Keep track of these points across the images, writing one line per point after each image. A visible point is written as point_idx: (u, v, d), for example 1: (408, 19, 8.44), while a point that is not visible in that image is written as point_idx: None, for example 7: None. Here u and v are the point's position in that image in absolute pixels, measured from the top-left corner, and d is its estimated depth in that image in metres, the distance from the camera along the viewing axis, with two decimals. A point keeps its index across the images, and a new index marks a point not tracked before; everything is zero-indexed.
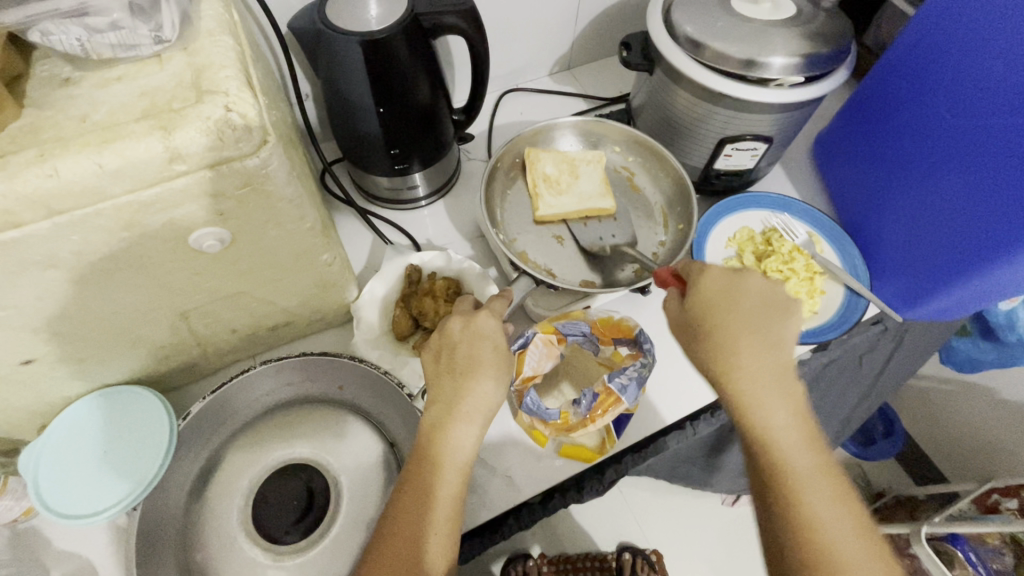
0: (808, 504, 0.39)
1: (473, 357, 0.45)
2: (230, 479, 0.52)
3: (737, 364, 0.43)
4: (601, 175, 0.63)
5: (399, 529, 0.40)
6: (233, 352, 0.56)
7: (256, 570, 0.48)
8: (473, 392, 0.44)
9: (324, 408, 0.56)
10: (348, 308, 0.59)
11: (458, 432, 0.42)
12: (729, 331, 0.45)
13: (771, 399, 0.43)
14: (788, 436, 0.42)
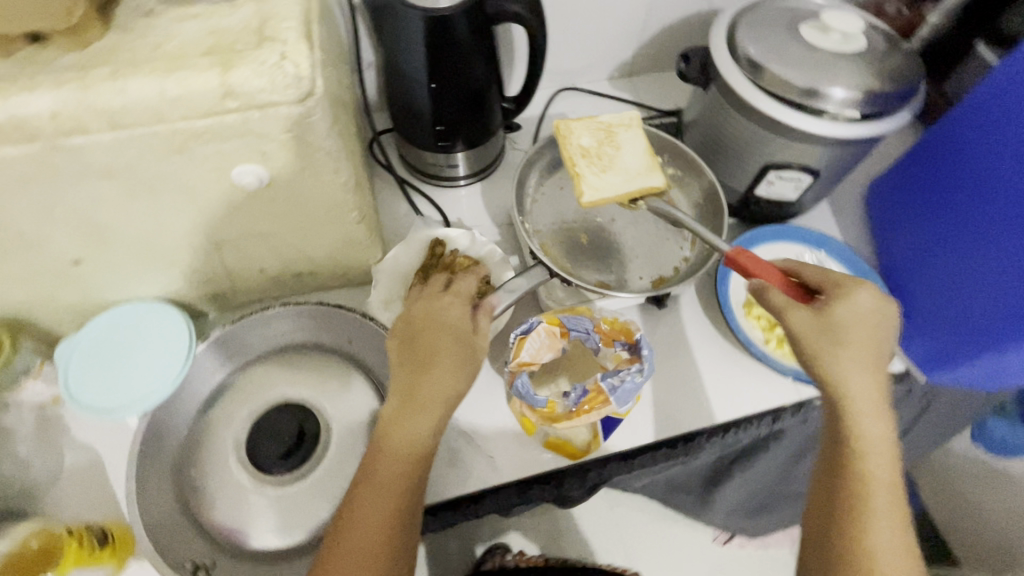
0: (875, 524, 0.42)
1: (434, 350, 0.46)
2: (233, 406, 0.55)
3: (848, 381, 0.45)
4: (643, 145, 0.59)
5: (354, 522, 0.43)
6: (258, 291, 0.60)
7: (240, 493, 0.51)
8: (424, 384, 0.44)
9: (330, 357, 0.58)
10: (370, 269, 0.62)
11: (408, 424, 0.44)
12: (850, 352, 0.45)
13: (872, 419, 0.45)
14: (877, 459, 0.44)
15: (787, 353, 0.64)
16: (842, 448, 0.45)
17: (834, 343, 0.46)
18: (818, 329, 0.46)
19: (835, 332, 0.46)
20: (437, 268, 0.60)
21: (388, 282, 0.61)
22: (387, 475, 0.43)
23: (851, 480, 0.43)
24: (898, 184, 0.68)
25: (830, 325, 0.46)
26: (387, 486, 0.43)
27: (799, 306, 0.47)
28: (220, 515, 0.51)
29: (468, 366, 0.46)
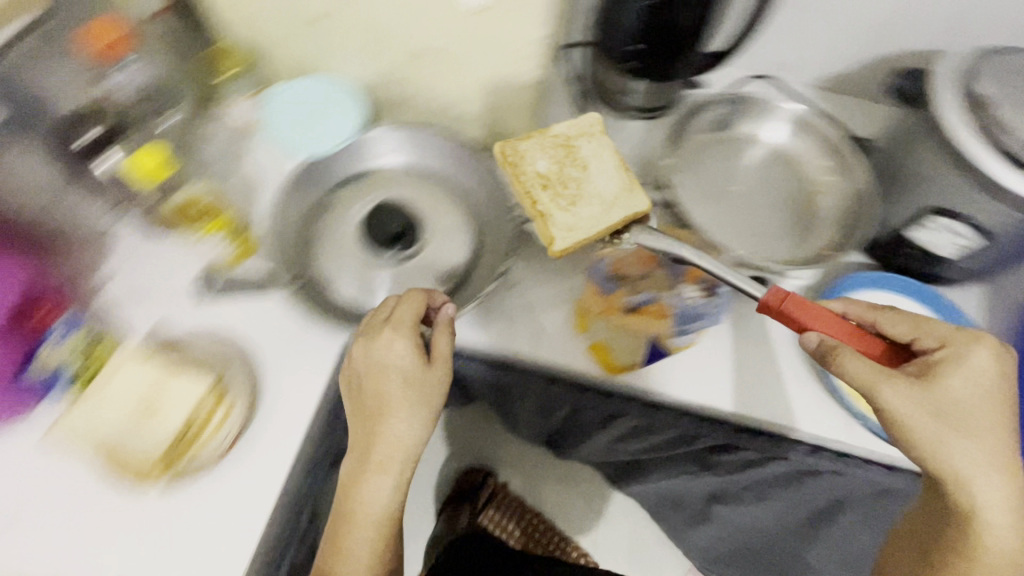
0: None
1: (382, 403, 0.49)
2: (364, 189, 0.64)
3: (983, 474, 0.42)
4: (613, 162, 0.58)
5: (327, 563, 0.48)
6: (424, 114, 0.68)
7: (342, 253, 0.60)
8: (382, 435, 0.49)
9: (451, 192, 0.65)
10: (518, 139, 0.68)
11: (373, 481, 0.48)
12: (979, 435, 0.42)
13: (991, 490, 0.42)
14: (999, 530, 0.42)
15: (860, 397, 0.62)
16: (960, 524, 0.43)
17: (950, 421, 0.43)
18: (931, 410, 0.43)
19: (947, 407, 0.43)
20: None
21: None
22: (365, 529, 0.48)
23: (968, 557, 0.43)
24: None
25: (943, 400, 0.43)
26: (363, 538, 0.48)
27: (891, 375, 0.44)
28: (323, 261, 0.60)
29: (422, 410, 0.50)
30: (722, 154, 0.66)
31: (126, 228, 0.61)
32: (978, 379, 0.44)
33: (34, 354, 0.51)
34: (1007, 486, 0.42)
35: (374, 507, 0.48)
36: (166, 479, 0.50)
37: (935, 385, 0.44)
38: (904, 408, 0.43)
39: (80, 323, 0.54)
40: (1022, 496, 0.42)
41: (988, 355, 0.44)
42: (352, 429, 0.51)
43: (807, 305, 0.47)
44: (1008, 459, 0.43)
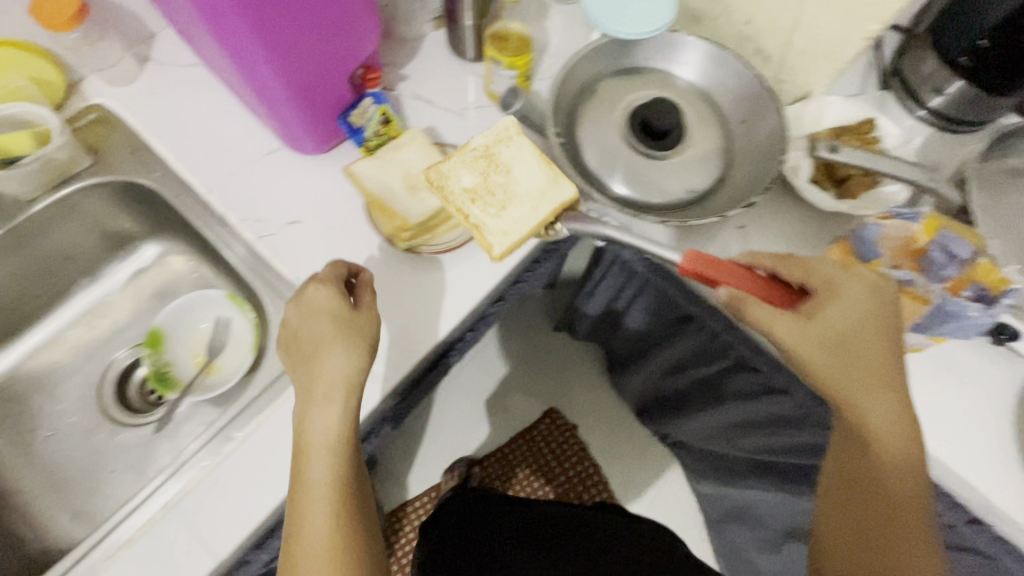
0: (904, 511, 0.46)
1: (319, 341, 0.49)
2: (643, 81, 0.66)
3: (865, 396, 0.46)
4: (535, 155, 0.56)
5: (294, 513, 0.45)
6: (722, 37, 0.68)
7: (607, 127, 0.65)
8: (322, 367, 0.48)
9: (721, 117, 0.64)
10: (804, 94, 0.66)
11: (316, 414, 0.47)
12: (861, 364, 0.46)
13: (881, 404, 0.46)
14: (896, 449, 0.46)
15: None
16: (878, 461, 0.46)
17: (835, 351, 0.46)
18: (821, 343, 0.46)
19: (831, 340, 0.46)
20: (855, 135, 0.63)
21: (805, 111, 0.65)
22: (313, 468, 0.46)
23: (886, 488, 0.46)
24: None
25: (828, 336, 0.46)
26: (316, 471, 0.46)
27: (782, 312, 0.46)
28: (583, 134, 0.64)
29: (354, 341, 0.49)
30: None
31: (436, 38, 0.70)
32: (855, 308, 0.47)
33: (355, 106, 0.60)
34: (890, 405, 0.46)
35: (323, 438, 0.47)
36: (406, 247, 0.58)
37: (816, 320, 0.46)
38: (798, 340, 0.46)
39: (383, 101, 0.60)
40: (904, 413, 0.47)
41: (862, 282, 0.47)
42: (295, 378, 0.50)
43: (718, 263, 0.47)
44: (887, 375, 0.47)
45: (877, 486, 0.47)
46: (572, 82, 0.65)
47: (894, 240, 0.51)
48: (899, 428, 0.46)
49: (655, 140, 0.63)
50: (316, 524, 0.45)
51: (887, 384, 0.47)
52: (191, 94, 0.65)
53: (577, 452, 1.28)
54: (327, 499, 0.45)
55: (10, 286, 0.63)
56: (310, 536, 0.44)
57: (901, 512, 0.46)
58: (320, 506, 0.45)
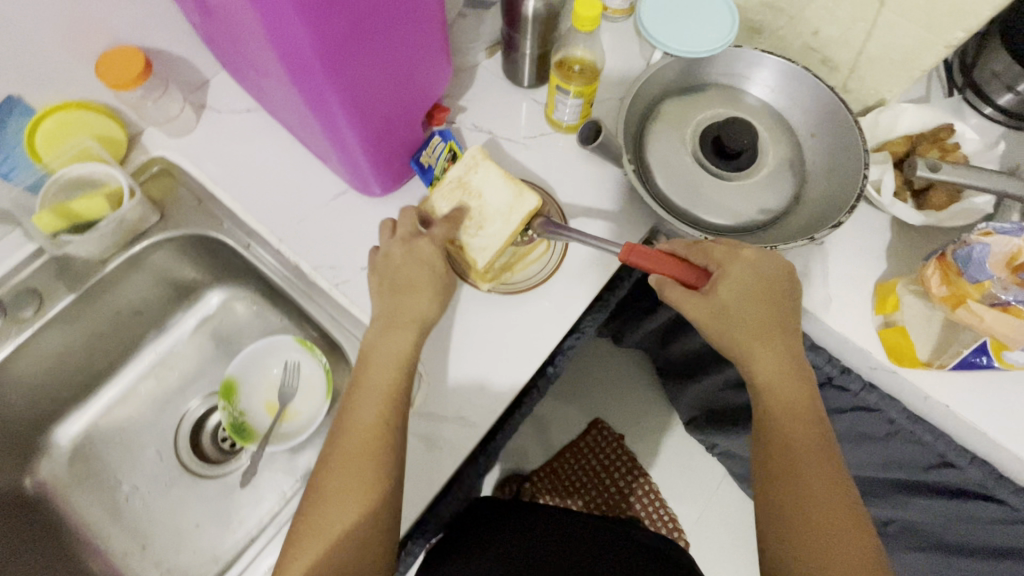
0: (801, 450, 0.48)
1: (414, 281, 0.52)
2: (707, 100, 0.66)
3: (753, 346, 0.50)
4: (500, 175, 0.55)
5: (350, 416, 0.49)
6: (784, 49, 0.67)
7: (676, 148, 0.64)
8: (416, 305, 0.51)
9: (790, 133, 0.64)
10: (875, 103, 0.64)
11: (397, 337, 0.51)
12: (742, 325, 0.50)
13: (768, 355, 0.50)
14: (783, 393, 0.49)
15: None
16: (771, 408, 0.50)
17: (730, 321, 0.50)
18: (709, 310, 0.50)
19: (726, 311, 0.50)
20: (931, 144, 0.61)
21: (879, 120, 0.63)
22: (374, 379, 0.50)
23: (781, 430, 0.49)
24: None
25: (718, 304, 0.50)
26: (375, 381, 0.50)
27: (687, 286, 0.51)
28: (653, 158, 0.63)
29: (442, 294, 0.53)
30: None
31: (490, 66, 0.69)
32: (749, 269, 0.50)
33: (424, 145, 0.59)
34: (772, 367, 0.50)
35: (384, 359, 0.50)
36: (488, 287, 0.57)
37: (715, 295, 0.50)
38: (696, 305, 0.50)
39: (450, 138, 0.60)
40: (791, 367, 0.50)
41: (738, 258, 0.51)
42: (378, 305, 0.53)
43: (651, 256, 0.50)
44: (778, 330, 0.51)
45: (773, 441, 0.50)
46: (637, 105, 0.64)
47: (1002, 258, 0.48)
48: (785, 381, 0.50)
49: (731, 159, 0.62)
50: (361, 418, 0.49)
51: (773, 354, 0.50)
52: (251, 139, 0.64)
53: (626, 462, 1.26)
54: (379, 406, 0.49)
55: (84, 345, 0.63)
56: (361, 426, 0.48)
57: (803, 462, 0.48)
58: (374, 407, 0.49)
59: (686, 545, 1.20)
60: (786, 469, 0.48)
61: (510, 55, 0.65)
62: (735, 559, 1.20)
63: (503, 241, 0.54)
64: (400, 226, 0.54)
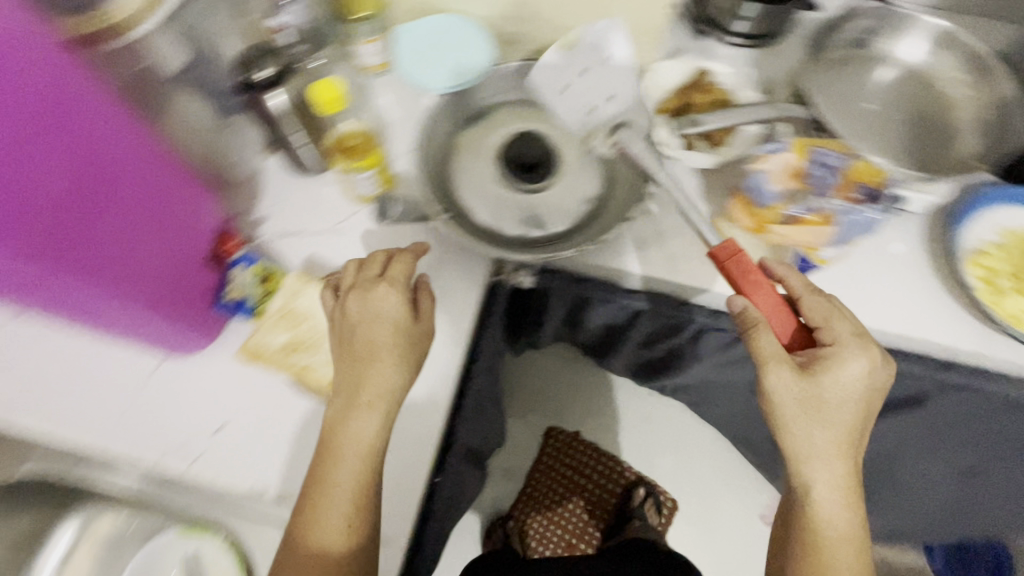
0: (831, 553, 0.52)
1: (374, 346, 0.49)
2: (497, 123, 0.67)
3: (822, 461, 0.52)
4: (322, 288, 0.53)
5: (314, 493, 0.48)
6: (546, 49, 0.69)
7: (484, 179, 0.64)
8: (376, 372, 0.48)
9: (579, 125, 0.67)
10: (640, 68, 0.68)
11: (356, 423, 0.48)
12: (819, 447, 0.51)
13: (834, 465, 0.52)
14: (834, 501, 0.52)
15: (998, 310, 0.60)
16: (810, 508, 0.53)
17: (810, 414, 0.51)
18: (799, 396, 0.51)
19: (813, 401, 0.51)
20: (698, 91, 0.66)
21: (646, 85, 0.67)
22: (341, 449, 0.48)
23: (813, 522, 0.53)
24: None
25: (813, 395, 0.51)
26: (344, 451, 0.48)
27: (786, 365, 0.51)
28: (467, 196, 0.63)
29: (406, 358, 0.49)
30: (850, 75, 0.65)
31: (274, 166, 0.65)
32: (847, 383, 0.51)
33: (224, 282, 0.54)
34: (836, 480, 0.52)
35: (352, 435, 0.48)
36: None
37: (811, 379, 0.51)
38: (783, 392, 0.51)
39: (254, 259, 0.55)
40: (849, 487, 0.53)
41: (858, 366, 0.51)
42: (340, 370, 0.50)
43: (748, 272, 0.55)
44: (848, 441, 0.52)
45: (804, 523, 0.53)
46: (431, 152, 0.63)
47: (786, 174, 0.57)
48: (843, 498, 0.52)
49: (530, 171, 0.63)
50: (323, 503, 0.48)
51: (842, 473, 0.52)
52: (31, 351, 0.55)
53: (591, 454, 1.27)
54: (353, 477, 0.48)
55: None
56: (321, 524, 0.47)
57: (833, 569, 0.52)
58: (348, 478, 0.48)
59: (675, 505, 1.24)
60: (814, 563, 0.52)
61: (286, 152, 0.61)
62: (722, 493, 1.25)
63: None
64: (346, 280, 0.51)
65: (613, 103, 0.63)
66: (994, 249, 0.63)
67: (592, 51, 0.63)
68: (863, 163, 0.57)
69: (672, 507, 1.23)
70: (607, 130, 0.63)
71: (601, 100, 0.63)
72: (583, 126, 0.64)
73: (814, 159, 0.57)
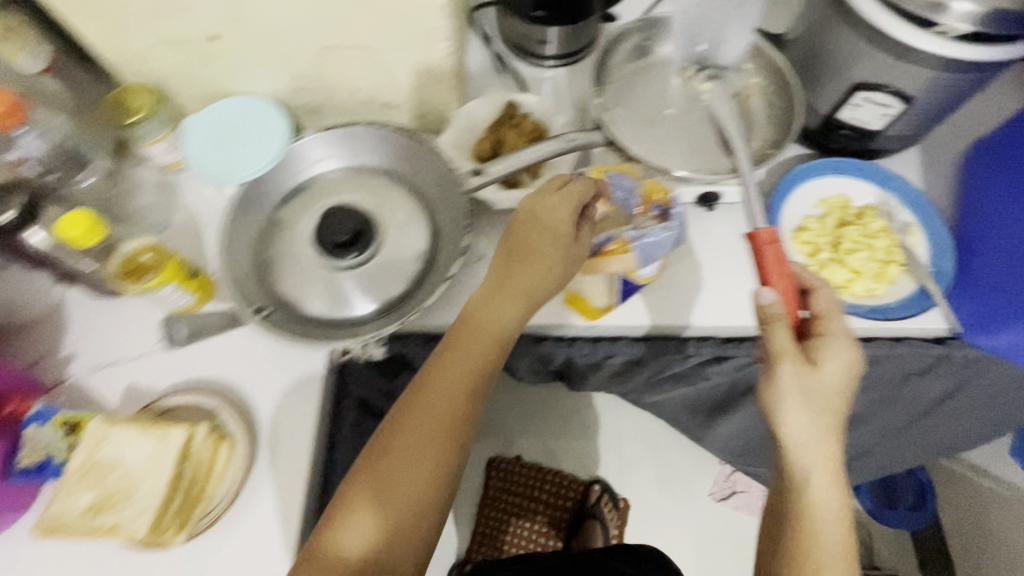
0: (821, 537, 0.51)
1: (539, 220, 0.55)
2: (310, 197, 0.63)
3: (813, 448, 0.52)
4: (132, 429, 0.49)
5: (423, 384, 0.51)
6: (350, 111, 0.67)
7: (302, 260, 0.60)
8: (539, 264, 0.54)
9: (394, 181, 0.64)
10: (448, 112, 0.67)
11: (502, 308, 0.53)
12: (805, 433, 0.51)
13: (820, 448, 0.52)
14: (822, 486, 0.52)
15: (826, 280, 0.62)
16: (797, 493, 0.53)
17: (812, 403, 0.51)
18: (798, 382, 0.51)
19: (813, 390, 0.51)
20: (508, 125, 0.66)
21: (459, 127, 0.66)
22: (426, 409, 0.50)
23: (799, 506, 0.53)
24: (1001, 146, 0.63)
25: (814, 383, 0.51)
26: (427, 415, 0.50)
27: (795, 354, 0.52)
28: (291, 278, 0.60)
29: (558, 269, 0.54)
30: (650, 79, 0.66)
31: (78, 296, 0.60)
32: (839, 373, 0.52)
33: (19, 446, 0.50)
34: (828, 471, 0.52)
35: (439, 399, 0.50)
36: (184, 537, 0.50)
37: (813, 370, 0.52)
38: (786, 377, 0.51)
39: (52, 412, 0.51)
40: (836, 472, 0.52)
41: (855, 358, 0.51)
42: (498, 258, 0.55)
43: (776, 259, 0.52)
44: (834, 430, 0.52)
45: (799, 508, 0.53)
46: (242, 245, 0.60)
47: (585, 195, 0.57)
48: (836, 488, 0.52)
49: (347, 248, 0.59)
50: (444, 392, 0.51)
51: (835, 463, 0.52)
52: None
53: (536, 473, 1.27)
54: (432, 443, 0.50)
55: None
56: (403, 464, 0.49)
57: (827, 561, 0.51)
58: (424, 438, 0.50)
59: (627, 504, 1.23)
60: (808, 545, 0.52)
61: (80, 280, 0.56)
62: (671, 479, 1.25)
63: (160, 497, 0.48)
64: (557, 181, 0.57)
65: (726, 46, 0.59)
66: (813, 222, 0.65)
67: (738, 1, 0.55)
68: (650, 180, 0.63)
69: (624, 507, 1.22)
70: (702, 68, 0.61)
71: (719, 38, 0.58)
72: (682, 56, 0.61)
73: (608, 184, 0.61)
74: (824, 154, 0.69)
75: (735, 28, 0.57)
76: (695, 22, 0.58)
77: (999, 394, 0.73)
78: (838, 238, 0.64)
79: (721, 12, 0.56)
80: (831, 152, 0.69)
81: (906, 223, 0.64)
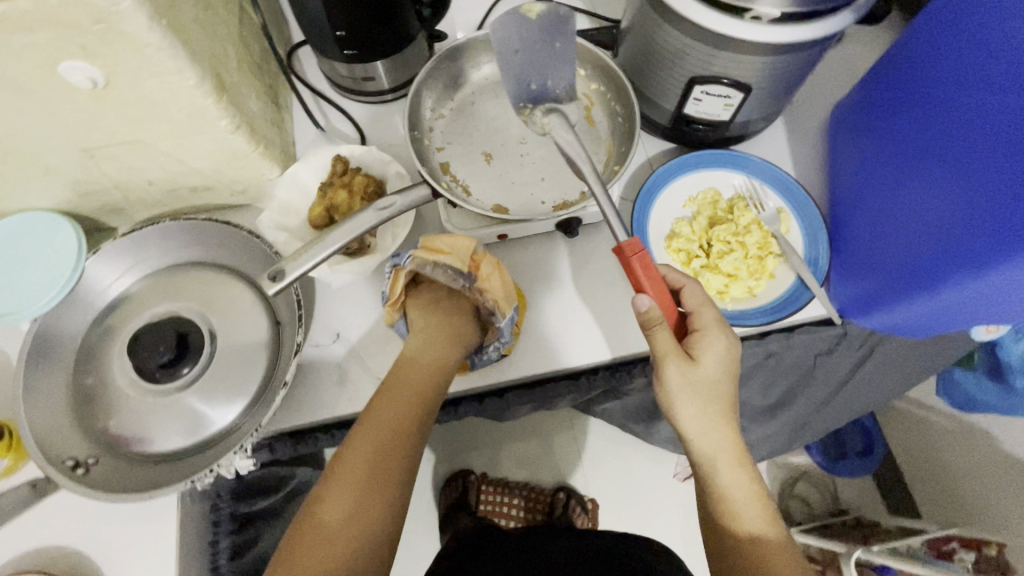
0: (740, 513, 0.51)
1: (451, 304, 0.54)
2: (128, 315, 0.57)
3: (712, 435, 0.52)
4: None
5: (377, 411, 0.47)
6: (157, 202, 0.60)
7: (123, 391, 0.54)
8: (461, 318, 0.54)
9: (220, 275, 0.58)
10: (268, 183, 0.60)
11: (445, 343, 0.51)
12: (699, 424, 0.52)
13: (716, 430, 0.52)
14: (727, 466, 0.52)
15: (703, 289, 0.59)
16: (707, 480, 0.53)
17: (702, 395, 0.51)
18: (688, 382, 0.50)
19: (703, 384, 0.51)
20: (335, 186, 0.58)
21: (285, 198, 0.59)
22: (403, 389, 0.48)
23: (714, 491, 0.52)
24: (859, 108, 0.60)
25: (702, 378, 0.51)
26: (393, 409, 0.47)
27: (680, 357, 0.50)
28: (118, 415, 0.53)
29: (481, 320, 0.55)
30: (483, 107, 0.60)
31: None
32: (719, 362, 0.51)
33: None
34: (732, 450, 0.52)
35: (403, 395, 0.48)
36: None
37: (696, 366, 0.51)
38: (675, 380, 0.50)
39: None
40: (737, 448, 0.52)
41: (730, 348, 0.51)
42: (418, 310, 0.54)
43: (647, 269, 0.48)
44: (726, 411, 0.53)
45: (711, 492, 0.53)
46: (50, 389, 0.52)
47: (424, 287, 0.55)
48: (742, 464, 0.52)
49: (174, 368, 0.52)
50: (396, 416, 0.47)
51: (736, 441, 0.53)
52: None
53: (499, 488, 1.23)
54: (397, 445, 0.46)
55: None
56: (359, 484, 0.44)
57: (756, 537, 0.50)
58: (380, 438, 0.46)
59: (595, 502, 1.21)
60: (733, 530, 0.51)
61: None
62: (631, 472, 1.24)
63: None
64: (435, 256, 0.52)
65: (558, 80, 0.54)
66: (684, 225, 0.61)
67: (551, 40, 0.53)
68: (471, 243, 0.53)
69: (592, 507, 1.18)
70: (538, 106, 0.54)
71: (548, 73, 0.53)
72: (516, 97, 0.54)
73: (444, 270, 0.53)
74: (686, 147, 0.65)
75: (560, 64, 0.53)
76: (528, 61, 0.53)
77: (911, 359, 0.69)
78: (709, 241, 0.60)
79: (540, 50, 0.53)
80: (691, 145, 0.65)
81: (777, 209, 0.61)
